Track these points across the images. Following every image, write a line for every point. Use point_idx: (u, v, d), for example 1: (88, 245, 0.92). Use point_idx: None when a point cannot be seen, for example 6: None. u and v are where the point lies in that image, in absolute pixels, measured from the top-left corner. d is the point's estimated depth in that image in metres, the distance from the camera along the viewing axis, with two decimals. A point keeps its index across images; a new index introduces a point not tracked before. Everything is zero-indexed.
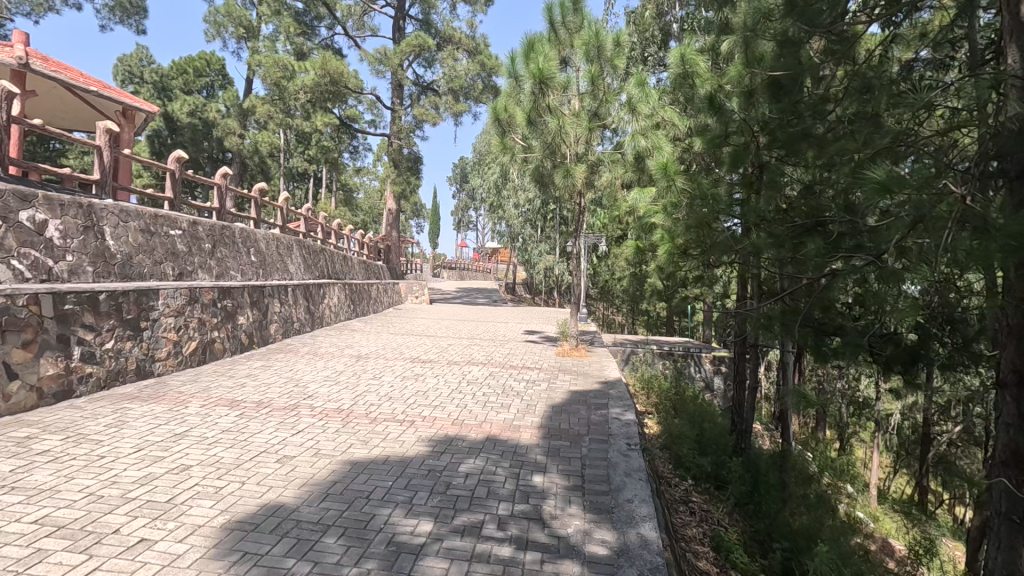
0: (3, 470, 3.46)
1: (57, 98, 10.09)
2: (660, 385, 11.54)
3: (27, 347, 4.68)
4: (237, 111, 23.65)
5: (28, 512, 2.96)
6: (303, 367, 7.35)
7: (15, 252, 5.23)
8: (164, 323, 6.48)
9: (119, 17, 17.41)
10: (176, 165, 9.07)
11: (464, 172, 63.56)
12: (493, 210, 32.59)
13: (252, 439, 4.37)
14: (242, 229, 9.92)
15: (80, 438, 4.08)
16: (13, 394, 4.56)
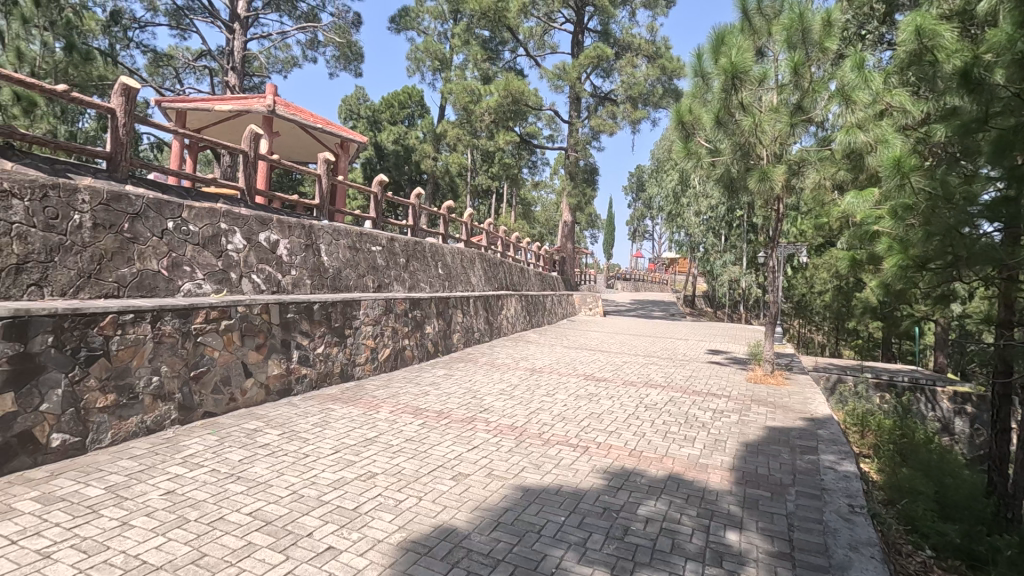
0: (234, 459, 4.18)
1: (294, 136, 11.97)
2: (881, 423, 9.57)
3: (259, 349, 5.72)
4: (432, 136, 26.09)
5: (246, 503, 3.46)
6: (481, 378, 7.56)
7: (255, 268, 6.38)
8: (363, 331, 7.25)
9: (343, 65, 20.36)
10: (379, 188, 10.09)
11: (641, 180, 62.02)
12: (671, 219, 31.07)
13: (431, 451, 4.50)
14: (431, 244, 10.71)
15: (292, 435, 4.74)
16: (248, 389, 5.60)
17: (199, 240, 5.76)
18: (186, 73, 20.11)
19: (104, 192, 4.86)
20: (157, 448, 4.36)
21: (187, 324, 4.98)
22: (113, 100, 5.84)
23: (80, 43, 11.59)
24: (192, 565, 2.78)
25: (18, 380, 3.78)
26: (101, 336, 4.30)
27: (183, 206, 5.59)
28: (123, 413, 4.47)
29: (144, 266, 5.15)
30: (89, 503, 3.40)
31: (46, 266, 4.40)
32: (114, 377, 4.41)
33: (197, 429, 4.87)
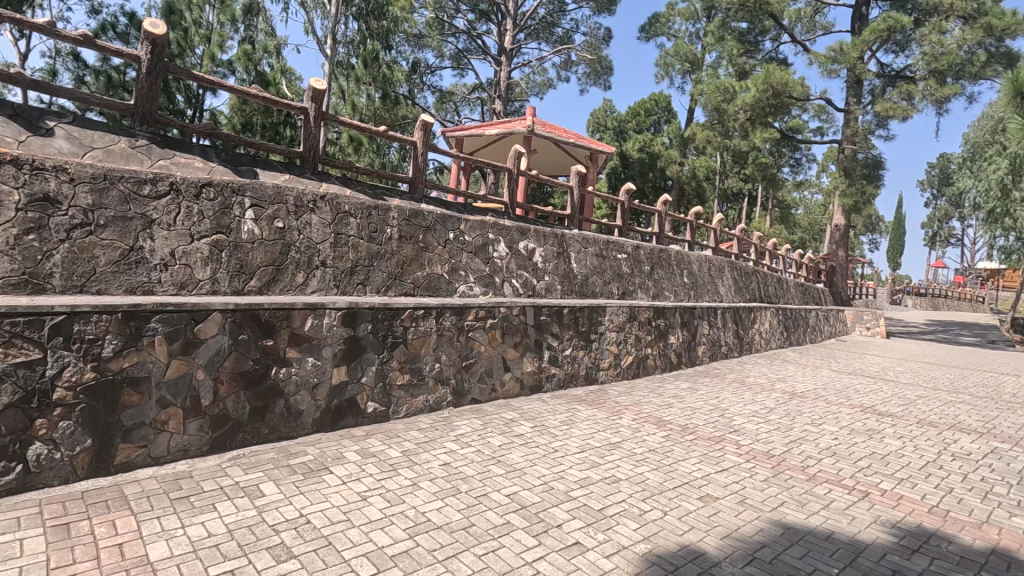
0: (495, 444, 4.70)
1: (548, 151, 12.90)
2: None
3: (516, 347, 6.32)
4: (679, 141, 25.29)
5: (505, 485, 3.85)
6: (730, 395, 7.02)
7: (514, 274, 7.08)
8: (607, 337, 7.41)
9: (593, 80, 21.22)
10: (626, 197, 10.20)
11: (947, 170, 49.83)
12: (992, 220, 24.23)
13: (676, 466, 4.34)
14: (677, 252, 10.38)
15: (543, 430, 5.11)
16: (506, 381, 6.23)
17: (472, 248, 6.64)
18: (463, 105, 23.43)
19: (407, 209, 5.98)
20: (437, 424, 5.16)
21: (461, 320, 5.79)
22: (415, 134, 7.19)
23: (392, 92, 14.49)
24: (463, 531, 3.21)
25: (349, 357, 4.94)
26: (402, 326, 5.31)
27: (461, 219, 6.53)
28: (414, 391, 5.42)
29: (431, 270, 6.17)
30: (391, 462, 4.21)
31: (368, 270, 5.63)
32: (409, 361, 5.38)
33: (466, 412, 5.62)
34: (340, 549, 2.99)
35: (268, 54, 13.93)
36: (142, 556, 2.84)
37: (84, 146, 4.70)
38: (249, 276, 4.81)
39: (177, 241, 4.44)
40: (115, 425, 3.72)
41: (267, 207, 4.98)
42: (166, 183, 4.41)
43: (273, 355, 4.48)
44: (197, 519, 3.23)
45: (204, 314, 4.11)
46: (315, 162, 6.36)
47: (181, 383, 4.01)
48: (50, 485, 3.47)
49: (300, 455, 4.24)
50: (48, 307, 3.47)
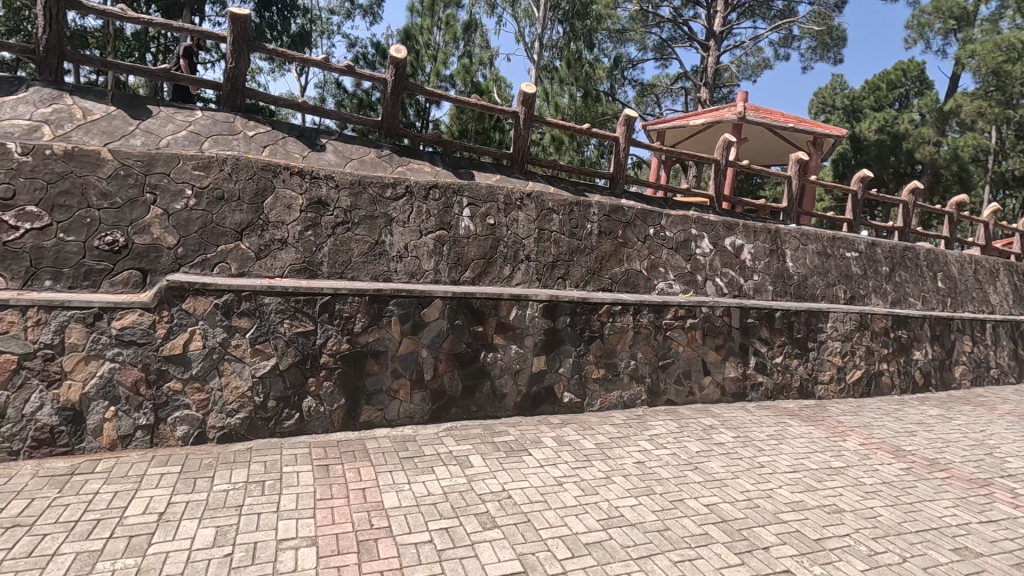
0: (692, 449, 4.49)
1: (762, 139, 11.74)
2: None
3: (718, 350, 5.96)
4: (936, 116, 20.80)
5: (704, 494, 3.66)
6: (1001, 431, 5.61)
7: (719, 272, 6.63)
8: (829, 346, 6.59)
9: (820, 54, 18.68)
10: (859, 186, 8.80)
11: None
12: None
13: (919, 506, 3.64)
14: (929, 250, 8.63)
15: (747, 442, 4.73)
16: (706, 386, 5.90)
17: (673, 245, 6.41)
18: (666, 97, 22.62)
19: (607, 205, 6.02)
20: (631, 422, 5.11)
21: (659, 318, 5.65)
22: (618, 131, 7.21)
23: (594, 89, 14.67)
24: (658, 533, 3.14)
25: (548, 347, 5.17)
26: (599, 321, 5.39)
27: (663, 214, 6.35)
28: (609, 386, 5.44)
29: (630, 267, 6.11)
30: (585, 452, 4.30)
31: (568, 264, 5.81)
32: (605, 356, 5.43)
33: (661, 413, 5.46)
34: (538, 528, 3.16)
35: (482, 65, 15.21)
36: (378, 502, 3.37)
37: (345, 157, 5.69)
38: (465, 268, 5.34)
39: (409, 236, 5.13)
40: (361, 388, 4.47)
41: (481, 205, 5.46)
42: (402, 186, 5.12)
43: (482, 340, 4.92)
44: (419, 478, 3.72)
45: (429, 300, 4.70)
46: (523, 162, 6.78)
47: (409, 359, 4.64)
48: (315, 432, 4.31)
49: (503, 434, 4.59)
50: (319, 288, 4.32)
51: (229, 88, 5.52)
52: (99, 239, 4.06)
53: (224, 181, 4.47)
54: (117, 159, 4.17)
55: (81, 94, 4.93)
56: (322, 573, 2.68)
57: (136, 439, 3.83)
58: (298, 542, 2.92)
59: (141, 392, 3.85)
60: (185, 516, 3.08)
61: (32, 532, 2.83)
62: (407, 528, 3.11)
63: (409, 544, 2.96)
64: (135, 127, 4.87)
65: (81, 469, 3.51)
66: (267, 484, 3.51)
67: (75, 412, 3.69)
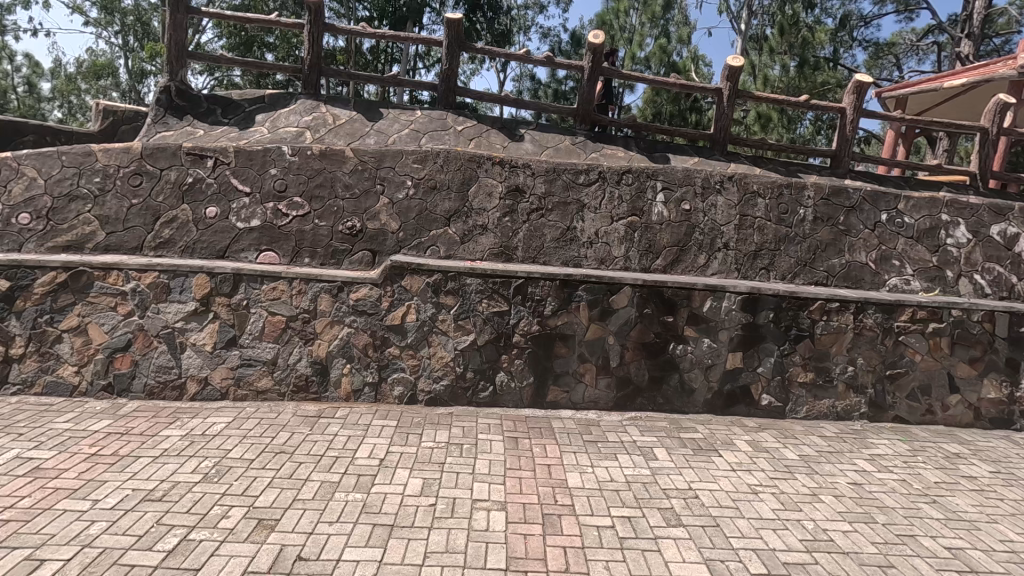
0: (930, 479, 3.76)
1: None
2: None
3: (973, 364, 4.88)
4: None
5: (945, 535, 3.05)
6: None
7: (979, 268, 5.39)
8: None
9: None
10: None
11: None
12: None
13: None
14: None
15: (1012, 481, 3.84)
16: (952, 405, 4.88)
17: (914, 233, 5.38)
18: (908, 56, 18.85)
19: (826, 187, 5.28)
20: (847, 436, 4.47)
21: (891, 320, 4.82)
22: (844, 100, 6.24)
23: (812, 56, 12.93)
24: (879, 569, 2.72)
25: (747, 344, 4.75)
26: (810, 318, 4.78)
27: (901, 197, 5.36)
28: (819, 393, 4.81)
29: (853, 258, 5.28)
30: (787, 463, 3.87)
31: (773, 254, 5.25)
32: (815, 358, 4.80)
33: (887, 431, 4.66)
34: (728, 535, 2.96)
35: (681, 42, 14.44)
36: (563, 480, 3.48)
37: (541, 146, 5.89)
38: (656, 255, 5.16)
39: (600, 222, 5.13)
40: (549, 369, 4.64)
41: (676, 189, 5.21)
42: (595, 172, 5.13)
43: (672, 331, 4.73)
44: (602, 463, 3.74)
45: (618, 287, 4.66)
46: (725, 143, 6.26)
47: (596, 345, 4.67)
48: (507, 406, 4.61)
49: (691, 431, 4.37)
50: (514, 272, 4.57)
51: (443, 87, 6.10)
52: (342, 224, 4.84)
53: (437, 173, 4.97)
54: (356, 157, 4.91)
55: (333, 103, 5.91)
56: (511, 537, 2.87)
57: (364, 393, 4.52)
58: (489, 504, 3.16)
59: (369, 355, 4.53)
60: (399, 464, 3.55)
61: (292, 459, 3.55)
62: (590, 510, 3.15)
63: (591, 526, 3.00)
64: (369, 128, 5.67)
65: (326, 414, 4.27)
66: (464, 447, 3.86)
67: (322, 366, 4.49)
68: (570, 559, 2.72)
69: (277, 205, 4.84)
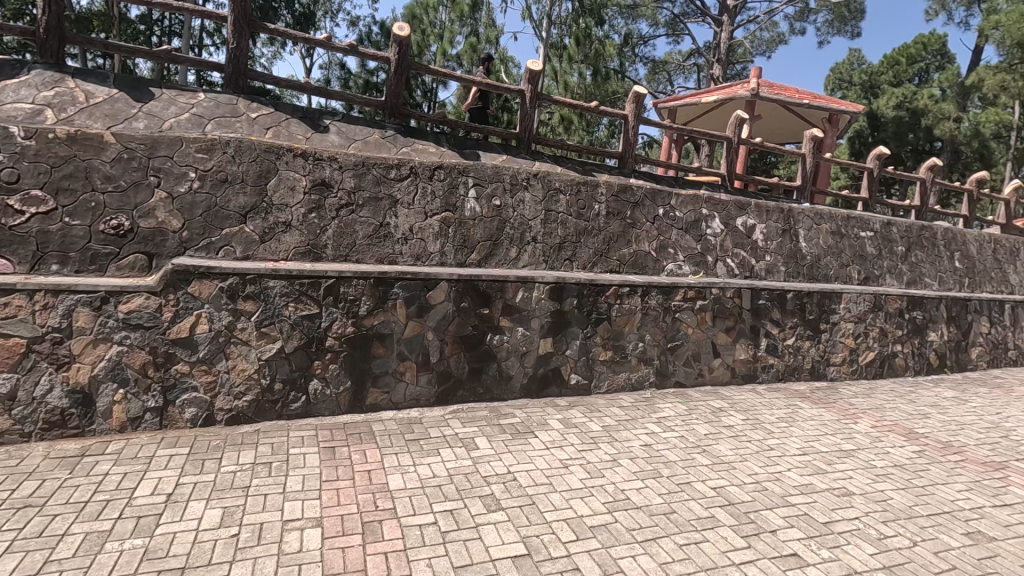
0: (701, 432, 4.47)
1: (777, 118, 11.35)
2: None
3: (728, 332, 5.92)
4: (956, 91, 19.68)
5: (712, 477, 3.66)
6: (1020, 417, 5.71)
7: (730, 253, 6.56)
8: (843, 328, 6.66)
9: (837, 28, 18.60)
10: (876, 163, 8.81)
11: None
12: None
13: (931, 490, 3.70)
14: (946, 230, 8.62)
15: (757, 424, 4.76)
16: (715, 368, 5.87)
17: (683, 225, 6.32)
18: (677, 74, 22.13)
19: (616, 185, 5.92)
20: (639, 404, 5.10)
21: (668, 300, 5.61)
22: (626, 109, 7.05)
23: (603, 67, 14.41)
24: (665, 516, 3.15)
25: (555, 330, 5.13)
26: (607, 303, 5.33)
27: (672, 194, 6.25)
28: (616, 368, 5.40)
29: (639, 248, 6.03)
30: (592, 435, 4.28)
31: (575, 246, 5.74)
32: (613, 338, 5.38)
33: (669, 395, 5.43)
34: (543, 510, 3.16)
35: (489, 43, 14.97)
36: (384, 483, 3.38)
37: (349, 138, 5.62)
38: (470, 250, 5.29)
39: (414, 218, 5.08)
40: (367, 371, 4.47)
41: (486, 185, 5.38)
42: (407, 167, 5.05)
43: (488, 323, 4.89)
44: (425, 460, 3.72)
45: (434, 282, 4.66)
46: (530, 142, 6.64)
47: (415, 341, 4.62)
48: (323, 415, 4.33)
49: (509, 416, 4.58)
50: (324, 271, 4.29)
51: (232, 69, 5.45)
52: (104, 223, 4.05)
53: (227, 164, 4.43)
54: (120, 143, 4.14)
55: (84, 77, 4.90)
56: (328, 554, 2.69)
57: (145, 421, 3.86)
58: (302, 523, 2.93)
59: (149, 376, 3.87)
60: (192, 497, 3.10)
61: (42, 513, 2.87)
62: (412, 510, 3.11)
63: (413, 526, 2.97)
64: (137, 110, 4.83)
65: (92, 451, 3.55)
66: (273, 465, 3.53)
67: (84, 395, 3.72)
68: (392, 565, 2.65)
69: (5, 200, 3.85)
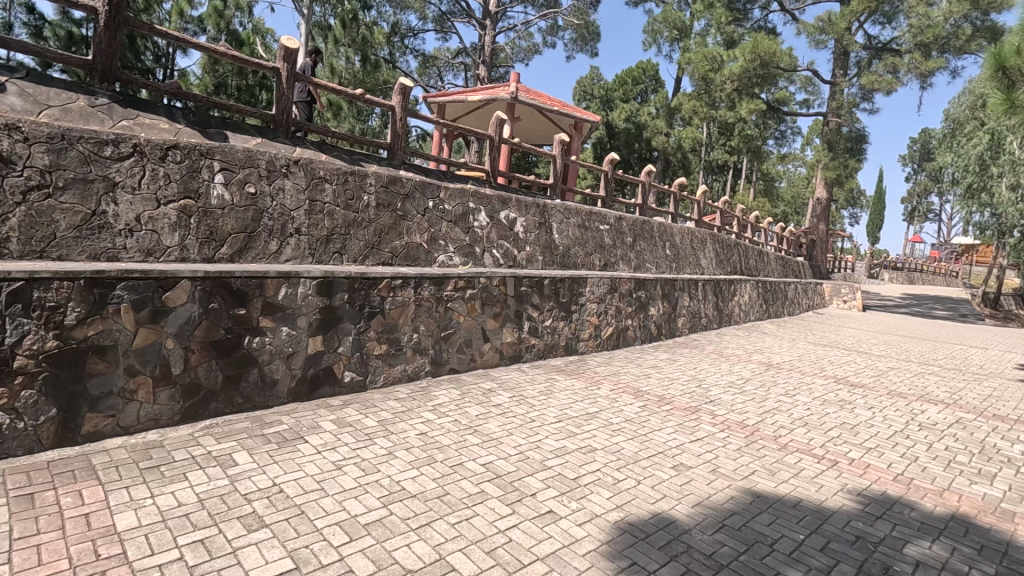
0: (473, 414, 4.74)
1: (534, 122, 12.51)
2: None
3: (496, 318, 6.38)
4: (665, 111, 24.29)
5: (482, 455, 3.91)
6: (708, 369, 7.41)
7: (495, 244, 7.06)
8: (589, 308, 7.73)
9: (580, 47, 21.30)
10: (610, 167, 10.34)
11: (929, 146, 50.30)
12: (965, 194, 24.15)
13: (651, 436, 4.56)
14: (660, 224, 10.62)
15: (521, 400, 5.24)
16: (485, 352, 6.30)
17: (452, 218, 6.57)
18: (446, 70, 22.77)
19: (385, 176, 5.83)
20: (415, 394, 5.18)
21: (440, 290, 5.78)
22: (392, 99, 6.85)
23: (371, 55, 14.02)
24: (438, 500, 3.25)
25: (325, 327, 4.86)
26: (379, 296, 5.25)
27: (441, 187, 6.42)
28: (391, 361, 5.38)
29: (410, 240, 6.08)
30: (367, 431, 4.19)
31: (344, 238, 5.51)
32: (387, 331, 5.33)
33: (444, 382, 5.64)
34: (312, 518, 2.98)
35: (240, 11, 13.32)
36: (109, 526, 2.79)
37: (39, 103, 4.45)
38: (220, 244, 4.67)
39: (142, 205, 4.26)
40: (80, 394, 3.62)
41: (237, 170, 4.78)
42: (129, 144, 4.20)
43: (245, 324, 4.39)
44: (167, 489, 3.18)
45: (172, 281, 3.98)
46: (289, 125, 6.07)
47: (149, 352, 3.90)
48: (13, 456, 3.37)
49: (275, 424, 4.20)
50: (4, 272, 3.29)
51: None
52: None
53: None
54: None
55: None
56: None
57: None
58: None
59: None
60: None
61: None
62: (149, 551, 2.63)
63: (149, 570, 2.51)
64: None
65: None
66: None
67: None
68: None
69: None
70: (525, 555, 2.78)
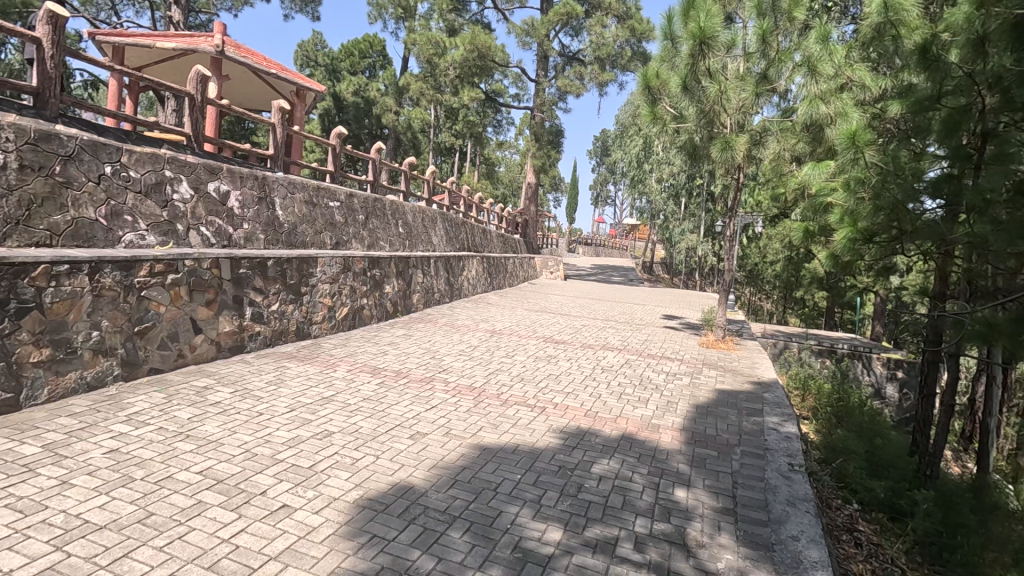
0: (183, 418, 4.09)
1: (247, 83, 11.11)
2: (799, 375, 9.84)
3: (209, 306, 5.59)
4: (394, 89, 24.35)
5: (196, 462, 3.42)
6: (440, 340, 7.91)
7: (203, 221, 6.14)
8: (320, 289, 7.36)
9: (299, 7, 19.64)
10: (338, 141, 9.87)
11: (606, 144, 62.03)
12: (630, 184, 30.65)
13: (389, 411, 4.64)
14: (392, 202, 10.70)
15: (246, 394, 4.74)
16: (197, 345, 5.48)
17: (141, 188, 5.43)
18: (124, 4, 18.46)
19: (31, 130, 4.45)
20: (100, 405, 4.20)
21: (130, 277, 4.76)
22: (35, 28, 5.17)
23: None
24: (138, 525, 2.73)
25: None
26: (34, 287, 4.04)
27: (122, 149, 5.23)
28: (60, 368, 4.24)
29: (80, 214, 4.82)
30: (25, 461, 3.24)
31: None
32: (49, 331, 4.16)
33: (142, 386, 4.72)
34: None
35: None
36: None
37: None
38: None
39: None
40: None
41: None
42: None
43: None
44: None
45: None
46: None
47: None
48: None
49: None
50: None
51: None
52: None
53: None
54: None
55: None
56: None
57: None
58: None
59: None
60: None
61: None
62: None
63: None
64: None
65: None
66: None
67: None
68: None
69: None
70: (256, 558, 2.56)
